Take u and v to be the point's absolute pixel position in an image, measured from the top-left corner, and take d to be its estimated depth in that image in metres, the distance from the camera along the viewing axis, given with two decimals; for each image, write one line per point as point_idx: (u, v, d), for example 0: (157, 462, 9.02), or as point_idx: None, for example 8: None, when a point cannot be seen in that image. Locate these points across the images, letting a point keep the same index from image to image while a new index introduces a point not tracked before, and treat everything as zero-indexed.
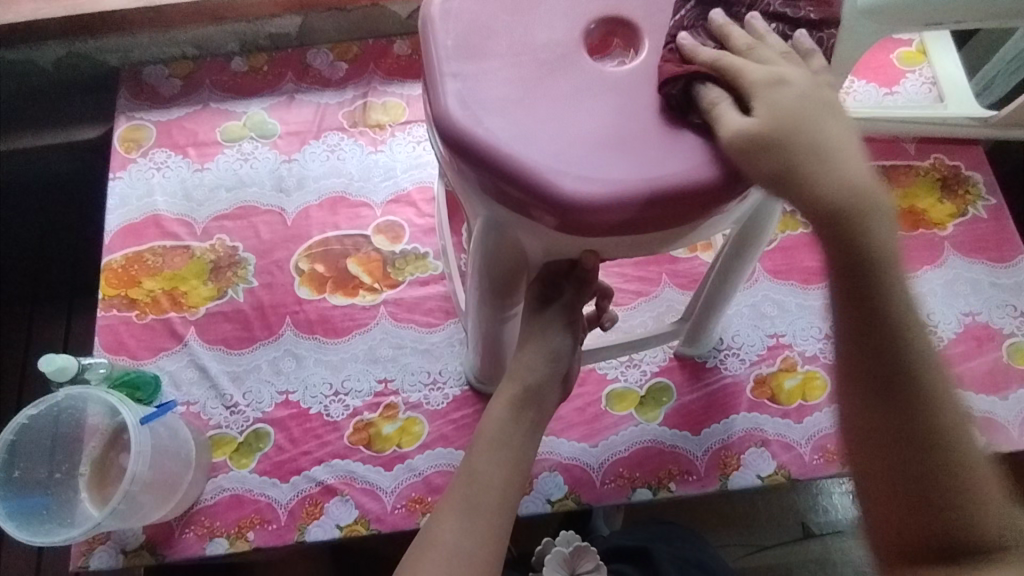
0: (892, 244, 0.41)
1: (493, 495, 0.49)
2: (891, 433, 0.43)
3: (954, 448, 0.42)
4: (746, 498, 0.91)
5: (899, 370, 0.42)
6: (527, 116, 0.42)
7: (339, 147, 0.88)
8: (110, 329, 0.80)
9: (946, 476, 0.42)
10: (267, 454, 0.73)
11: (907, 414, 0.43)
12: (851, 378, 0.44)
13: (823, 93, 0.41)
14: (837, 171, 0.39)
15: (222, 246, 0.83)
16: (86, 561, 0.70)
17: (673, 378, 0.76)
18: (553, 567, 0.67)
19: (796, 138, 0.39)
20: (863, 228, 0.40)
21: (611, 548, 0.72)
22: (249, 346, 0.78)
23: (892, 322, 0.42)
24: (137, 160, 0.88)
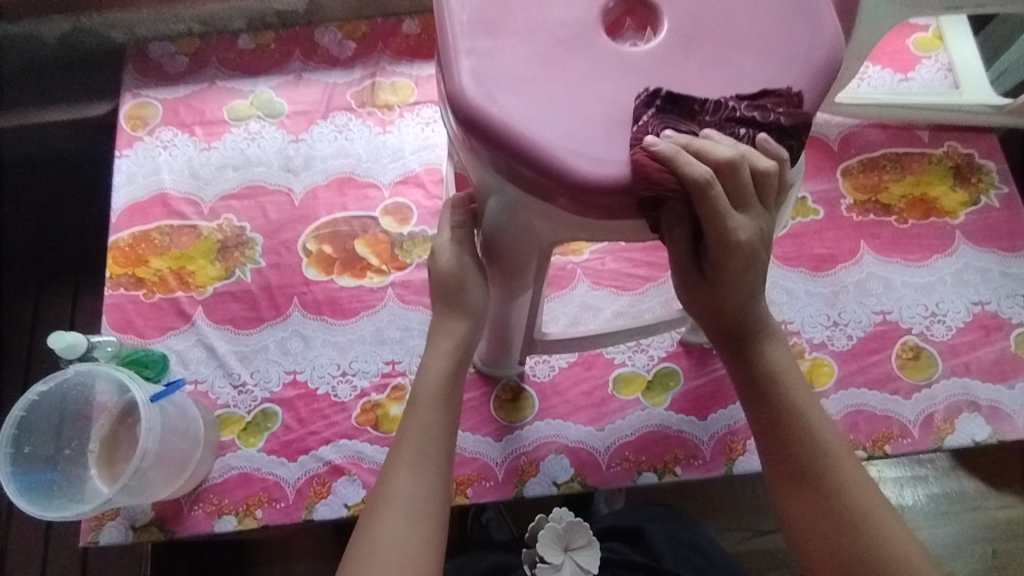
0: (780, 358, 0.54)
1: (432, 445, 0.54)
2: (790, 460, 0.53)
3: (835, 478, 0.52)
4: (747, 485, 0.92)
5: (790, 418, 0.53)
6: (542, 94, 0.41)
7: (347, 127, 0.87)
8: (117, 308, 0.80)
9: (835, 500, 0.51)
10: (275, 434, 0.74)
11: (796, 447, 0.53)
12: (764, 419, 0.54)
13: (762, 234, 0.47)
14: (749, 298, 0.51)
15: (229, 226, 0.83)
16: (96, 536, 0.70)
17: (680, 363, 0.76)
18: (547, 542, 0.65)
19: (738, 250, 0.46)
20: (761, 343, 0.54)
21: (606, 527, 0.72)
22: (256, 326, 0.78)
23: (784, 389, 0.53)
24: (144, 138, 0.87)
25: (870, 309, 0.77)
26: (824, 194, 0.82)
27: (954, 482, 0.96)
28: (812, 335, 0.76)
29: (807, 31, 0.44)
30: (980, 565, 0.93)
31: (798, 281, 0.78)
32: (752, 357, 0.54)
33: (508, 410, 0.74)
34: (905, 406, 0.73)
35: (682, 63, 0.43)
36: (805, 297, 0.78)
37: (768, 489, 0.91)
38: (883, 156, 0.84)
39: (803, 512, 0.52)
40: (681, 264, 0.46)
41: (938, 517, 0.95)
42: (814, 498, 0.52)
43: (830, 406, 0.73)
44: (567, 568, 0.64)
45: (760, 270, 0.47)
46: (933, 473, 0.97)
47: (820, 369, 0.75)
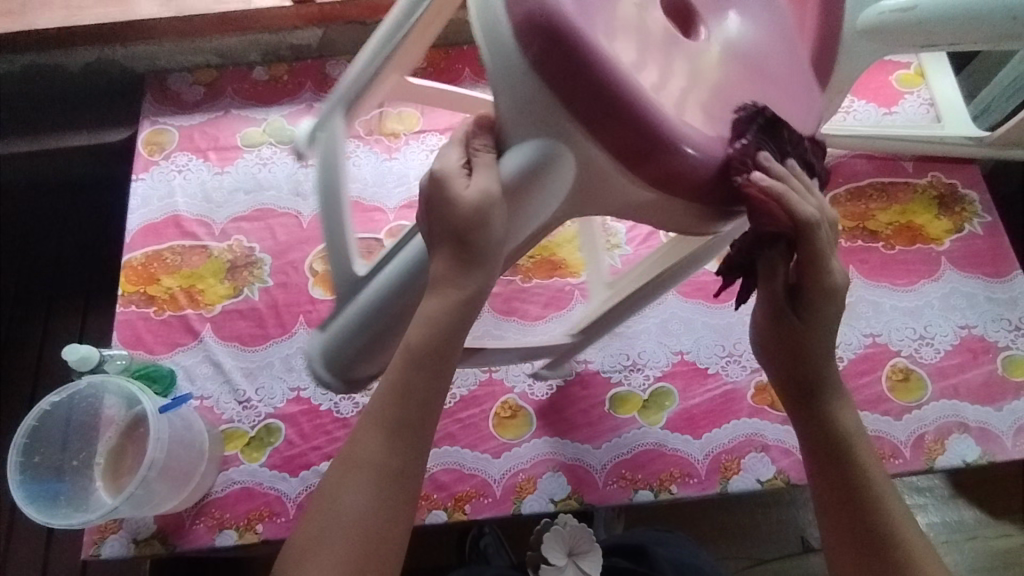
0: (845, 407, 0.52)
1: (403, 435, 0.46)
2: (844, 506, 0.50)
3: (890, 527, 0.49)
4: (746, 509, 0.92)
5: (849, 463, 0.50)
6: (625, 37, 0.43)
7: (355, 154, 0.91)
8: (128, 325, 0.82)
9: (888, 549, 0.48)
10: (277, 448, 0.75)
11: (852, 493, 0.49)
12: (821, 464, 0.51)
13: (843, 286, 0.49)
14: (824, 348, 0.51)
15: (239, 246, 0.86)
16: (97, 549, 0.71)
17: (676, 383, 0.78)
18: (553, 545, 0.65)
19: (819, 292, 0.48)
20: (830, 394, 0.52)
21: (613, 544, 0.73)
22: (262, 343, 0.81)
23: (845, 436, 0.51)
24: (160, 162, 0.91)
25: (860, 331, 0.79)
26: None
27: (952, 511, 0.96)
28: None
29: (806, 105, 0.50)
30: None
31: None
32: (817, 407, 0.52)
33: (506, 427, 0.76)
34: (897, 426, 0.75)
35: (732, 78, 0.47)
36: None
37: (767, 514, 0.92)
38: (869, 185, 0.87)
39: (849, 556, 0.50)
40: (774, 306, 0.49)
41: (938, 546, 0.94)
42: (864, 547, 0.49)
43: None
44: (570, 570, 0.64)
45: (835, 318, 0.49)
46: (932, 500, 0.97)
47: None
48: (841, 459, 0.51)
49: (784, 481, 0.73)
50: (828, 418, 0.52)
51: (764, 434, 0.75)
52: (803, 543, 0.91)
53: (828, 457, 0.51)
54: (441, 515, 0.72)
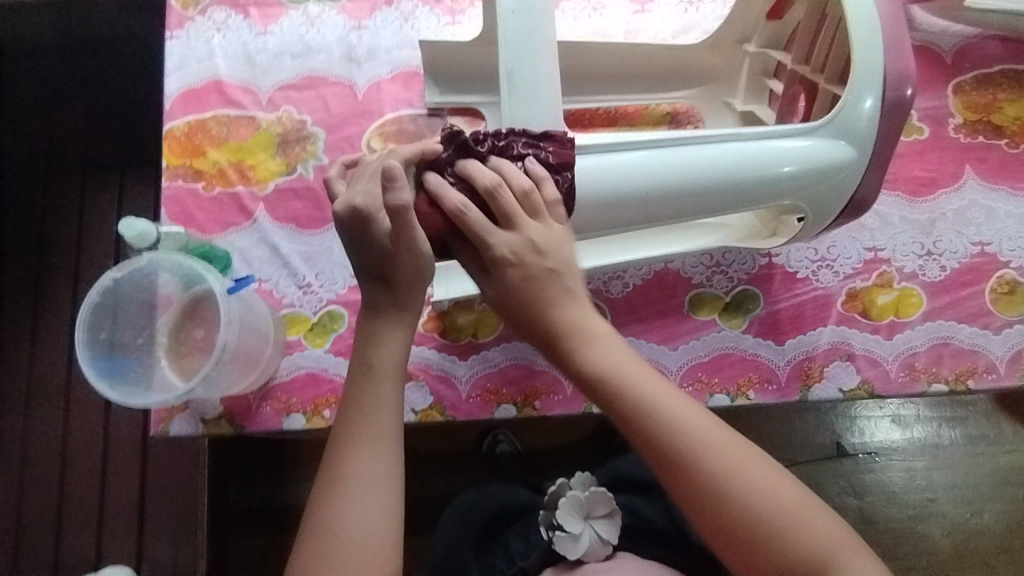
0: (650, 411, 0.51)
1: (366, 408, 0.53)
2: (720, 521, 0.49)
3: (731, 521, 0.49)
4: (782, 414, 1.13)
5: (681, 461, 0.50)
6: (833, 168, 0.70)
7: (414, 16, 0.81)
8: (176, 201, 0.76)
9: (733, 538, 0.49)
10: (342, 335, 0.73)
11: (713, 506, 0.49)
12: (644, 435, 0.51)
13: (583, 333, 0.54)
14: (654, 430, 0.51)
15: (290, 118, 0.78)
16: (167, 427, 0.71)
17: (763, 287, 0.73)
18: (568, 510, 0.66)
19: (625, 397, 0.52)
20: (644, 426, 0.51)
21: (625, 477, 0.78)
22: (321, 226, 0.76)
23: (669, 429, 0.51)
24: (195, 18, 0.80)
25: (967, 239, 0.73)
26: (931, 111, 0.75)
27: (993, 424, 1.14)
28: (903, 263, 0.72)
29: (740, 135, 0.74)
30: (973, 477, 1.12)
31: (892, 207, 0.74)
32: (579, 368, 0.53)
33: None
34: (995, 341, 0.70)
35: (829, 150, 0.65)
36: (899, 224, 0.73)
37: (805, 420, 1.13)
38: (1000, 72, 0.77)
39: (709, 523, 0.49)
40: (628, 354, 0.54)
41: (936, 459, 1.13)
42: (713, 520, 0.49)
43: (916, 337, 0.70)
44: (586, 536, 0.65)
45: (612, 373, 0.53)
46: (975, 415, 1.14)
47: (908, 300, 0.71)
48: (649, 430, 0.51)
49: (867, 392, 0.70)
50: (643, 423, 0.51)
51: (851, 343, 0.70)
52: (839, 448, 1.12)
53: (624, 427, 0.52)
54: (510, 410, 0.70)
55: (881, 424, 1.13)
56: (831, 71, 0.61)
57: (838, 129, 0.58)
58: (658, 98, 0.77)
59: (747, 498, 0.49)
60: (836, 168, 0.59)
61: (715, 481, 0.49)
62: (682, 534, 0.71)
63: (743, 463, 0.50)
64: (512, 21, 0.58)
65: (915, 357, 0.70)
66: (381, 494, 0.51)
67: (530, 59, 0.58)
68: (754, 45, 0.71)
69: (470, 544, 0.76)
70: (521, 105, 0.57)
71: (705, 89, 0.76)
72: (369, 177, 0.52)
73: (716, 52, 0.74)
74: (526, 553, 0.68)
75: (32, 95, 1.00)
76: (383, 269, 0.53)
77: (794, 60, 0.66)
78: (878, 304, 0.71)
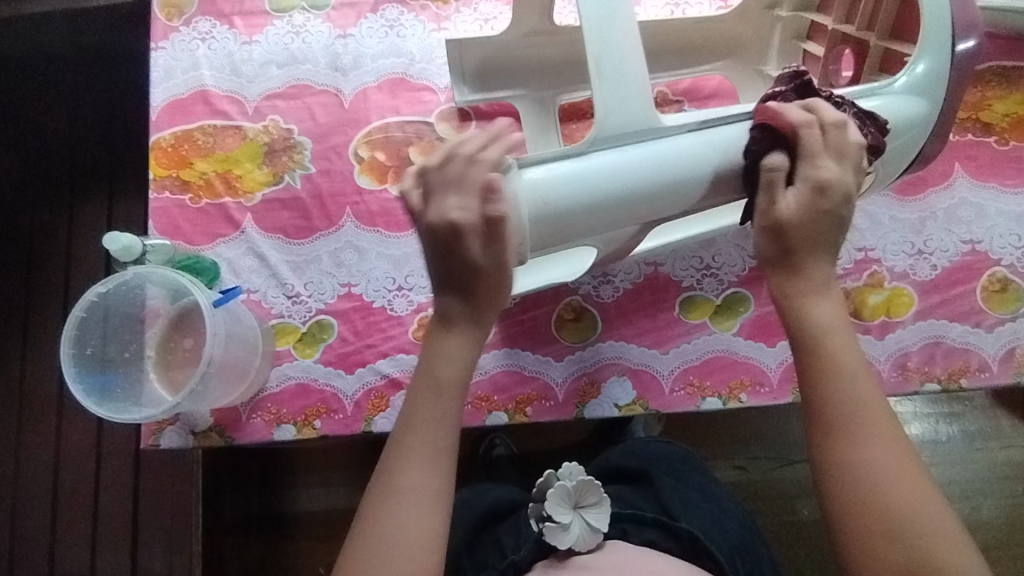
0: (854, 386, 0.50)
1: (432, 413, 0.52)
2: (876, 516, 0.47)
3: (886, 522, 0.47)
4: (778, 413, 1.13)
5: (850, 442, 0.49)
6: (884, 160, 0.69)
7: (399, 22, 0.80)
8: (163, 213, 0.75)
9: (879, 539, 0.47)
10: (331, 345, 0.72)
11: (869, 497, 0.48)
12: (825, 411, 0.50)
13: (832, 322, 0.52)
14: (849, 404, 0.49)
15: (276, 127, 0.78)
16: (157, 440, 0.70)
17: (753, 289, 0.72)
18: (558, 500, 0.65)
19: (828, 363, 0.51)
20: (834, 400, 0.50)
21: (614, 469, 0.78)
22: (309, 236, 0.75)
23: (843, 414, 0.49)
24: (180, 29, 0.80)
25: (958, 237, 0.72)
26: None
27: (990, 420, 1.14)
28: (894, 263, 0.72)
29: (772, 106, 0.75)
30: (971, 473, 1.12)
31: (882, 206, 0.73)
32: (800, 318, 0.52)
33: (570, 329, 0.72)
34: (987, 339, 0.70)
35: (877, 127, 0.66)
36: (889, 223, 0.73)
37: None
38: (988, 69, 0.76)
39: (865, 518, 0.47)
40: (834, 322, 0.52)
41: (934, 455, 1.12)
42: (870, 517, 0.47)
43: (908, 337, 0.70)
44: (577, 526, 0.64)
45: (842, 340, 0.51)
46: (971, 411, 1.14)
47: (899, 300, 0.71)
48: (840, 402, 0.50)
49: None
50: (833, 392, 0.50)
51: None
52: None
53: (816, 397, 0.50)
54: (501, 417, 0.70)
55: None
56: (883, 27, 0.63)
57: (910, 81, 0.59)
58: (680, 75, 0.78)
59: (896, 498, 0.47)
60: (911, 121, 0.59)
61: (871, 467, 0.48)
62: (673, 519, 0.68)
63: (904, 476, 0.48)
64: (592, 7, 0.56)
65: (907, 357, 0.70)
66: (428, 508, 0.50)
67: (614, 44, 0.56)
68: (785, 10, 0.73)
69: (462, 540, 0.74)
70: (615, 94, 0.55)
71: (734, 61, 0.77)
72: (454, 190, 0.51)
73: (746, 21, 0.75)
74: (518, 548, 0.67)
75: (19, 107, 1.00)
76: (464, 286, 0.52)
77: (834, 22, 0.68)
78: (869, 305, 0.71)
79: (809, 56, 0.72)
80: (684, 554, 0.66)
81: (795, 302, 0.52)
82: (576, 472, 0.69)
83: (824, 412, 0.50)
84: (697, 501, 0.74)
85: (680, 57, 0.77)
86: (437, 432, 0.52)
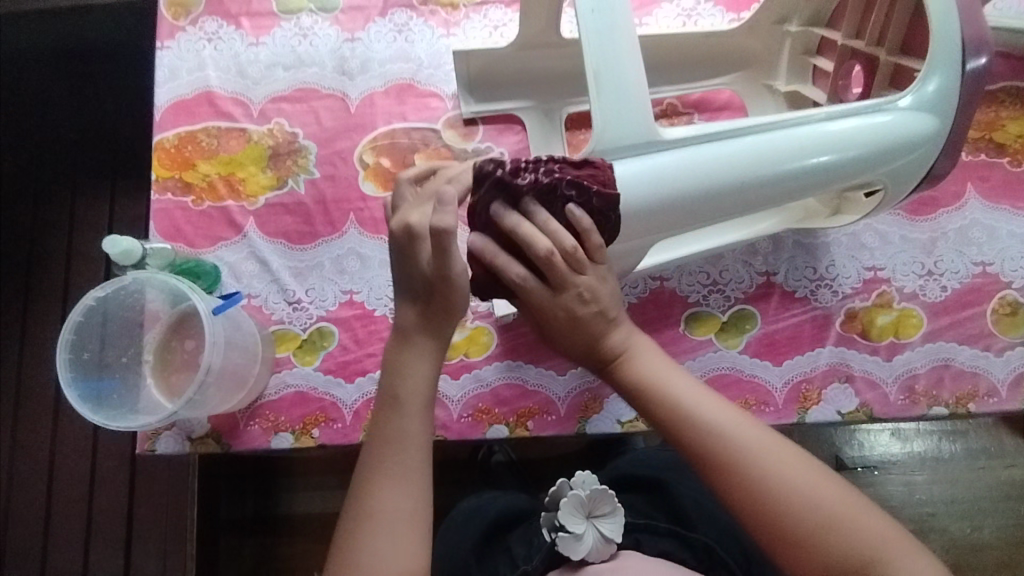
0: (694, 411, 0.53)
1: (400, 435, 0.52)
2: (785, 526, 0.49)
3: (795, 525, 0.49)
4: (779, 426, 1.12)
5: (720, 469, 0.51)
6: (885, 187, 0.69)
7: (408, 27, 0.80)
8: (165, 214, 0.75)
9: (801, 547, 0.48)
10: (331, 353, 0.71)
11: (765, 511, 0.49)
12: (694, 448, 0.52)
13: (640, 357, 0.56)
14: (708, 431, 0.52)
15: (281, 130, 0.77)
16: (153, 445, 0.69)
17: (760, 307, 0.71)
18: (570, 510, 0.61)
19: (671, 403, 0.54)
20: (697, 430, 0.52)
21: (627, 476, 0.76)
22: (311, 241, 0.74)
23: (715, 442, 0.52)
24: (187, 29, 0.79)
25: (969, 259, 0.71)
26: None
27: (993, 440, 1.13)
28: (903, 284, 0.71)
29: None
30: (973, 494, 1.11)
31: (893, 226, 0.73)
32: (620, 374, 0.56)
33: None
34: (996, 364, 0.69)
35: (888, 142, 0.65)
36: (899, 243, 0.72)
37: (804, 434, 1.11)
38: (1002, 89, 0.75)
39: (776, 531, 0.49)
40: (656, 360, 0.56)
41: (937, 472, 1.11)
42: (781, 525, 0.49)
43: (916, 359, 0.69)
44: (589, 535, 0.61)
45: (668, 377, 0.55)
46: (975, 430, 1.13)
47: (908, 321, 0.70)
48: (695, 435, 0.52)
49: (866, 414, 0.68)
50: (687, 430, 0.53)
51: (850, 364, 0.69)
52: (839, 461, 1.11)
53: (678, 439, 0.53)
54: (502, 430, 0.69)
55: (881, 439, 1.11)
56: (891, 44, 0.62)
57: (918, 100, 0.58)
58: (688, 86, 0.77)
59: (796, 498, 0.49)
60: (917, 140, 0.59)
61: (760, 484, 0.50)
62: (686, 529, 0.67)
63: (795, 466, 0.51)
64: (592, 19, 0.55)
65: (915, 379, 0.69)
66: (410, 528, 0.50)
67: (615, 56, 0.55)
68: (795, 25, 0.72)
69: (467, 548, 0.72)
70: (613, 107, 0.55)
71: (746, 73, 0.76)
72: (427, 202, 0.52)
73: (755, 35, 0.74)
74: (529, 557, 0.65)
75: (23, 102, 0.99)
76: (441, 295, 0.53)
77: (845, 36, 0.66)
78: (878, 325, 0.70)
79: (822, 72, 0.71)
80: (699, 565, 0.64)
81: (617, 372, 0.56)
82: (589, 480, 0.65)
83: (693, 446, 0.52)
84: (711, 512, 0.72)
85: (690, 68, 0.76)
86: (406, 453, 0.52)
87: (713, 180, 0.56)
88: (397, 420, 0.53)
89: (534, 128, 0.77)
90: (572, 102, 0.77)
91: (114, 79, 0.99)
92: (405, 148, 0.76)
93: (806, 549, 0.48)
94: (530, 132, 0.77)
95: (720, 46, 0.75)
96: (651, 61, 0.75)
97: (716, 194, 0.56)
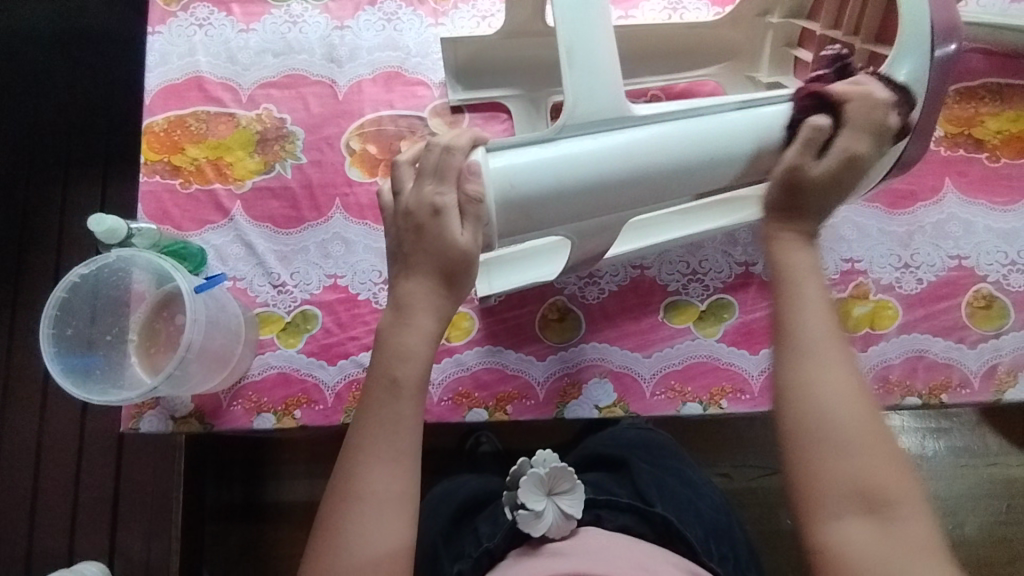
0: (814, 293, 0.54)
1: (394, 418, 0.52)
2: (818, 422, 0.50)
3: (826, 426, 0.50)
4: None
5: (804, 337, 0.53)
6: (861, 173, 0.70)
7: (396, 16, 0.81)
8: (153, 197, 0.76)
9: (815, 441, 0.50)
10: (314, 336, 0.72)
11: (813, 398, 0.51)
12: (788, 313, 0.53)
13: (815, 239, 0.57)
14: (805, 309, 0.53)
15: (269, 116, 0.78)
16: (136, 424, 0.70)
17: (738, 296, 0.72)
18: (529, 488, 0.62)
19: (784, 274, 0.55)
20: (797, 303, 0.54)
21: (593, 457, 0.79)
22: (297, 226, 0.75)
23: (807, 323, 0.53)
24: (178, 14, 0.80)
25: (945, 252, 0.72)
26: None
27: (977, 438, 1.13)
28: (880, 275, 0.72)
29: None
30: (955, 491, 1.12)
31: (871, 219, 0.74)
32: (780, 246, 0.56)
33: (552, 329, 0.72)
34: (969, 355, 0.70)
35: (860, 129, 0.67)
36: (877, 236, 0.73)
37: None
38: (982, 86, 0.76)
39: (809, 416, 0.50)
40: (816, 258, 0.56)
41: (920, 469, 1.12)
42: (817, 417, 0.50)
43: (890, 350, 0.70)
44: (549, 513, 0.61)
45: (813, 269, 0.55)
46: (958, 427, 1.14)
47: (884, 312, 0.71)
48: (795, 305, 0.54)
49: None
50: (790, 299, 0.54)
51: None
52: None
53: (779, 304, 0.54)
54: (481, 414, 0.70)
55: None
56: (867, 32, 0.63)
57: (889, 86, 0.59)
58: (668, 77, 0.77)
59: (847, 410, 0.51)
60: (889, 125, 0.59)
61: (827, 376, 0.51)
62: (649, 505, 0.68)
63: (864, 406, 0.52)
64: None
65: (889, 369, 0.70)
66: (396, 512, 0.51)
67: (588, 32, 0.56)
68: (777, 17, 0.73)
69: (444, 530, 0.73)
70: (583, 81, 0.56)
71: (727, 66, 0.77)
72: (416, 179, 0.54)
73: (737, 28, 0.75)
74: (493, 535, 0.65)
75: (17, 86, 1.00)
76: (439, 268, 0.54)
77: (823, 26, 0.68)
78: (854, 316, 0.71)
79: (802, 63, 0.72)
80: (659, 540, 0.64)
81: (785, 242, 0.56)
82: (550, 459, 0.66)
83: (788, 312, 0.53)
84: (674, 488, 0.73)
85: (673, 60, 0.77)
86: (401, 436, 0.52)
87: (681, 154, 0.57)
88: (392, 402, 0.53)
89: (519, 117, 0.78)
90: (557, 92, 0.78)
91: (109, 63, 1.00)
92: (393, 135, 0.77)
93: (818, 448, 0.50)
94: (515, 122, 0.78)
95: (703, 39, 0.76)
96: (634, 53, 0.76)
97: (683, 169, 0.57)
